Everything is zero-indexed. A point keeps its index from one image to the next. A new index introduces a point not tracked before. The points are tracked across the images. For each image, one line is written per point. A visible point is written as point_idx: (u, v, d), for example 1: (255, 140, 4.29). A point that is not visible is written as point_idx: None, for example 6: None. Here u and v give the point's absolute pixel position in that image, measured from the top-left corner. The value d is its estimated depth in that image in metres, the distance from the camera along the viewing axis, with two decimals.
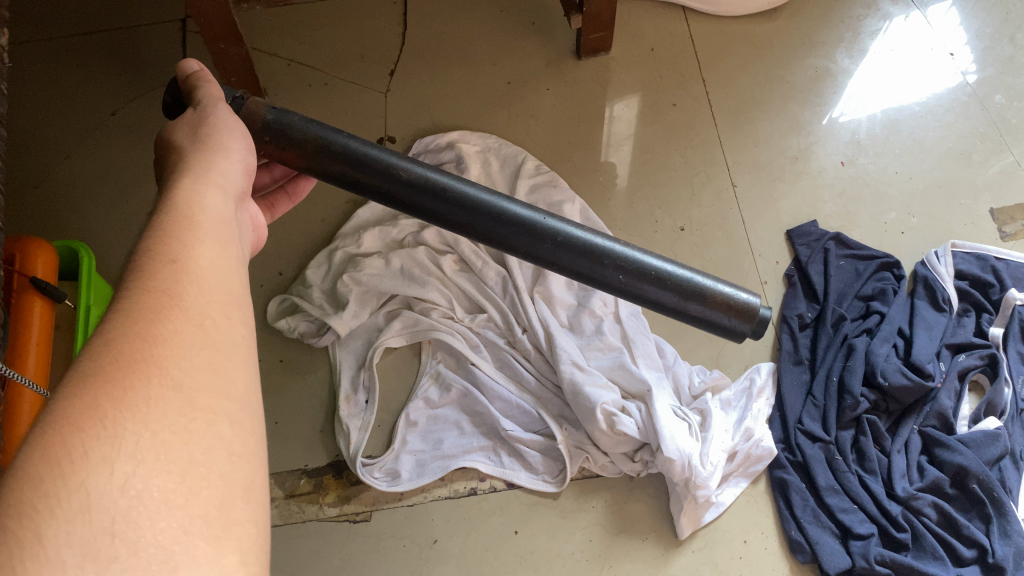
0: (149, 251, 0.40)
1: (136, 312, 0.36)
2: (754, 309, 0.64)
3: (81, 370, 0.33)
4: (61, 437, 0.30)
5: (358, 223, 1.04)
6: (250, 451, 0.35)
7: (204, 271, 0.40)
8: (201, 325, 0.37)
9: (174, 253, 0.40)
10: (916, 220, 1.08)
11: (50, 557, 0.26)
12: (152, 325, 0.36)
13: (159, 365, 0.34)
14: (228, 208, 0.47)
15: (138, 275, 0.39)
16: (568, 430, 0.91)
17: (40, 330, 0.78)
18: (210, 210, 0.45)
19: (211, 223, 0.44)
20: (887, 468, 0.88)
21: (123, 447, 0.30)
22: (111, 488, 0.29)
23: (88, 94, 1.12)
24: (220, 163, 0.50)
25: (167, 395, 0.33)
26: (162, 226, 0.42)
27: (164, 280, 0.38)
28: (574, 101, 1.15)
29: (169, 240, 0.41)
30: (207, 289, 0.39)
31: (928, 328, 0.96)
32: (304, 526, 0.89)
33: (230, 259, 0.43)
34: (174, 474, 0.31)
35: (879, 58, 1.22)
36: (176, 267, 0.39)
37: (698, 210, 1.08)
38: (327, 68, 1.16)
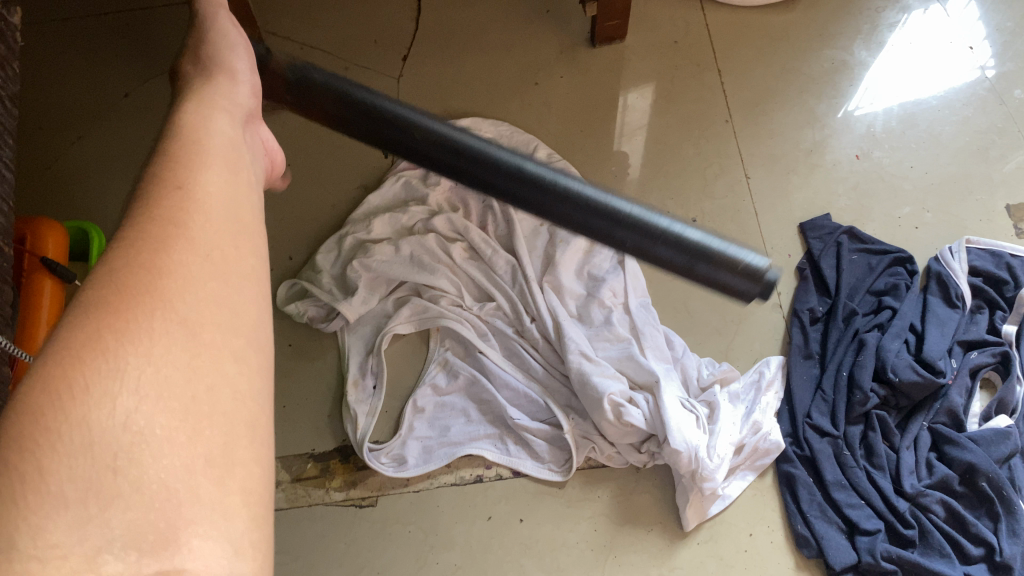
0: (155, 171, 0.37)
1: (143, 238, 0.33)
2: (761, 271, 0.58)
3: (83, 299, 0.31)
4: (62, 368, 0.28)
5: (368, 209, 1.04)
6: (256, 391, 0.33)
7: (212, 191, 0.37)
8: (210, 253, 0.34)
9: (181, 175, 0.37)
10: (930, 215, 1.07)
11: (52, 490, 0.26)
12: (158, 253, 0.33)
13: (163, 296, 0.31)
14: (237, 135, 0.44)
15: (144, 198, 0.36)
16: (575, 420, 0.91)
17: (51, 309, 0.77)
18: (218, 129, 0.42)
19: (220, 143, 0.41)
20: (896, 464, 0.88)
21: (123, 383, 0.29)
22: (113, 424, 0.28)
23: (101, 75, 1.12)
24: (228, 91, 0.47)
25: (171, 328, 0.31)
26: (169, 146, 0.39)
27: (169, 202, 0.35)
28: (587, 90, 1.14)
29: (174, 159, 0.38)
30: (217, 211, 0.36)
31: (940, 324, 0.95)
32: (311, 510, 0.89)
33: (241, 179, 0.40)
34: (178, 412, 0.29)
35: (898, 50, 1.20)
36: (183, 188, 0.36)
37: (710, 202, 1.07)
38: (340, 52, 1.16)
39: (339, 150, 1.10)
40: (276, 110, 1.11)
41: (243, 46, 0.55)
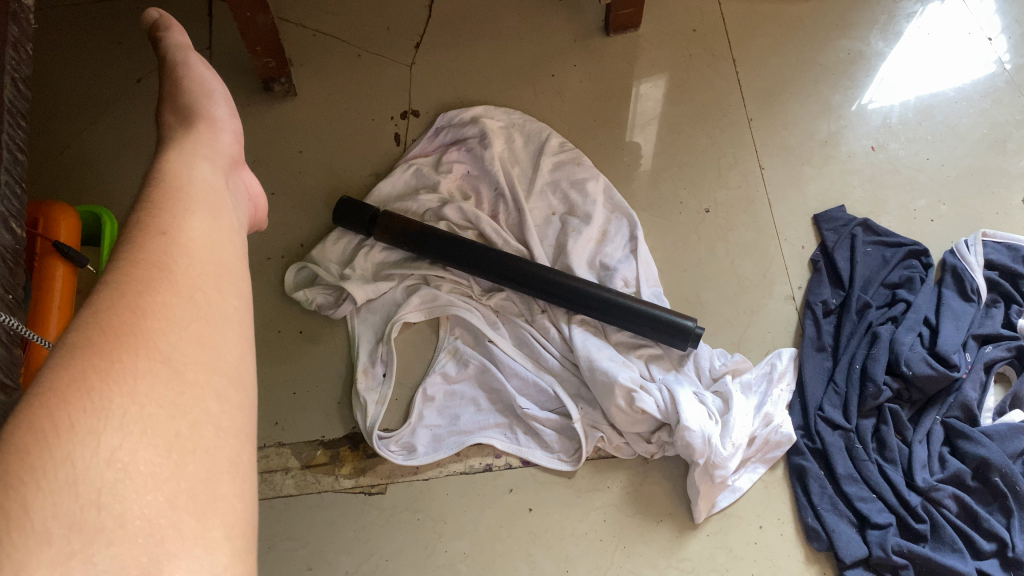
0: (141, 222, 0.42)
1: (127, 284, 0.38)
2: (687, 329, 0.89)
3: (71, 340, 0.35)
4: (49, 406, 0.32)
5: (379, 197, 1.02)
6: (237, 426, 0.37)
7: (196, 241, 0.42)
8: (192, 298, 0.39)
9: (166, 226, 0.42)
10: (947, 208, 1.06)
11: (36, 527, 0.29)
12: (141, 297, 0.37)
13: (149, 337, 0.36)
14: (220, 185, 0.49)
15: (130, 246, 0.40)
16: (584, 409, 0.91)
17: (62, 294, 0.77)
18: (200, 182, 0.47)
19: (202, 195, 0.46)
20: (908, 458, 0.87)
21: (109, 418, 0.33)
22: (98, 459, 0.31)
23: (113, 61, 1.12)
24: (210, 142, 0.53)
25: (154, 368, 0.35)
26: (154, 198, 0.44)
27: (156, 252, 0.40)
28: (601, 78, 1.13)
29: (159, 212, 0.42)
30: (198, 259, 0.41)
31: (955, 317, 0.94)
32: (321, 497, 0.89)
33: (222, 229, 0.45)
34: (161, 448, 0.33)
35: (915, 41, 1.19)
36: (169, 239, 0.41)
37: (724, 192, 1.06)
38: (352, 40, 1.15)
39: (350, 136, 1.09)
40: (288, 97, 1.11)
41: (223, 96, 0.62)
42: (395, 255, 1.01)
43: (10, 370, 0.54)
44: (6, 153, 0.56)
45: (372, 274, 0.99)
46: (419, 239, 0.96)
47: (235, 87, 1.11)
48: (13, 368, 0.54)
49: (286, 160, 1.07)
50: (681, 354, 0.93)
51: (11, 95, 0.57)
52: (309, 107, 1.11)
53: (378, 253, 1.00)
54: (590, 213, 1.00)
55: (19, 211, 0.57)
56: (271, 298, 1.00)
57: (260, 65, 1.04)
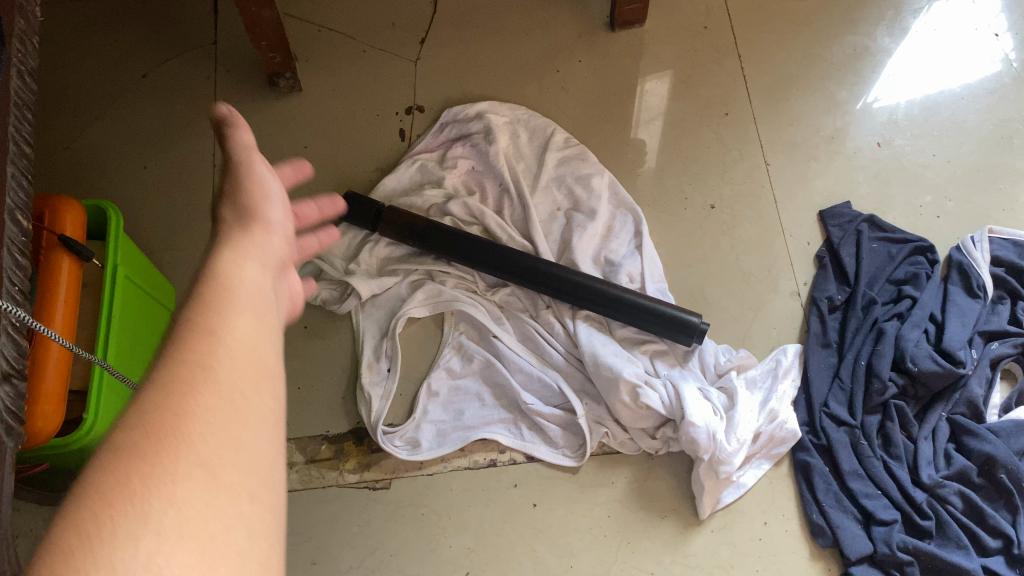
0: (188, 315, 0.40)
1: (169, 387, 0.36)
2: (692, 324, 0.89)
3: (113, 442, 0.34)
4: (91, 517, 0.31)
5: (384, 193, 1.02)
6: (271, 528, 0.35)
7: (242, 334, 0.40)
8: (234, 401, 0.37)
9: (209, 323, 0.39)
10: (953, 204, 1.06)
11: None
12: (183, 403, 0.35)
13: (188, 439, 0.34)
14: (266, 276, 0.46)
15: (177, 342, 0.39)
16: (589, 405, 0.91)
17: (68, 287, 0.77)
18: (249, 268, 0.45)
19: (250, 283, 0.44)
20: (913, 455, 0.87)
21: (147, 526, 0.31)
22: (135, 567, 0.30)
23: (118, 56, 1.13)
24: (260, 221, 0.50)
25: (192, 473, 0.33)
26: (202, 289, 0.42)
27: (199, 350, 0.38)
28: (606, 74, 1.13)
29: (206, 304, 0.41)
30: (244, 353, 0.39)
31: (961, 314, 0.94)
32: (325, 492, 0.90)
33: (270, 319, 0.43)
34: (197, 553, 0.31)
35: (922, 37, 1.18)
36: (212, 336, 0.39)
37: (729, 187, 1.06)
38: (357, 35, 1.15)
39: (355, 131, 1.09)
40: (293, 93, 1.11)
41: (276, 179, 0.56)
42: (400, 250, 1.01)
43: (17, 361, 0.53)
44: (12, 144, 0.56)
45: (376, 269, 0.99)
46: (424, 235, 0.96)
47: (241, 83, 1.11)
48: (19, 358, 0.54)
49: (291, 155, 1.07)
50: (685, 349, 0.93)
51: (17, 86, 0.58)
52: (314, 102, 1.10)
53: (383, 248, 1.00)
54: (594, 209, 1.00)
55: (25, 202, 0.57)
56: None
57: (265, 60, 1.04)
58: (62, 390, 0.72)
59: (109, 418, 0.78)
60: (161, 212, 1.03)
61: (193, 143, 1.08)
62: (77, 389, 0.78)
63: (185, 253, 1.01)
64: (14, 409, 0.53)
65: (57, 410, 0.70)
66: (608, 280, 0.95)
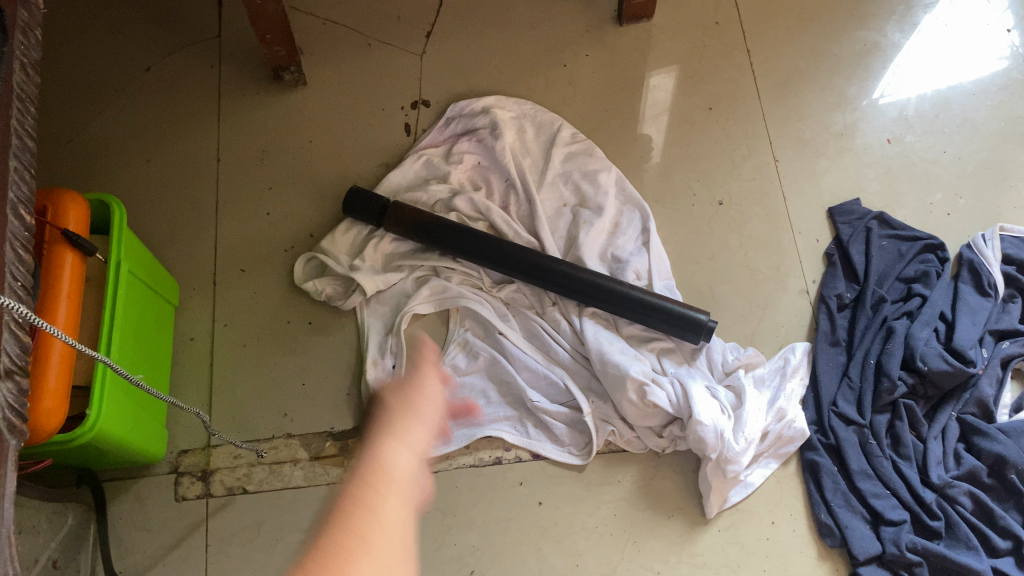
0: (350, 494, 0.46)
1: (335, 549, 0.41)
2: (700, 322, 0.88)
3: None
4: None
5: (389, 188, 1.02)
6: None
7: (396, 516, 0.45)
8: (387, 565, 0.41)
9: (370, 503, 0.45)
10: (963, 202, 1.05)
11: None
12: (345, 565, 0.40)
13: None
14: (418, 461, 0.52)
15: (338, 516, 0.44)
16: (595, 403, 0.90)
17: (71, 282, 0.76)
18: (404, 458, 0.50)
19: (403, 471, 0.49)
20: (922, 455, 0.86)
21: None
22: None
23: (121, 49, 1.12)
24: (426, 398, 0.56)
25: None
26: (361, 473, 0.48)
27: (359, 522, 0.43)
28: (614, 69, 1.12)
29: (365, 487, 0.46)
30: (398, 529, 0.44)
31: (971, 313, 0.93)
32: (329, 489, 0.89)
33: (416, 501, 0.48)
34: None
35: (933, 32, 1.17)
36: (373, 516, 0.44)
37: (737, 184, 1.05)
38: (362, 28, 1.14)
39: (360, 125, 1.08)
40: (298, 87, 1.10)
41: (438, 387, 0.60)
42: (405, 246, 1.00)
43: (20, 357, 0.53)
44: (14, 138, 0.55)
45: (381, 265, 0.98)
46: (429, 231, 0.95)
47: (245, 77, 1.10)
48: (22, 355, 0.53)
49: (296, 150, 1.06)
50: (693, 347, 0.92)
51: (19, 79, 0.57)
52: (319, 96, 1.10)
53: (388, 244, 0.99)
54: (602, 205, 0.99)
55: (28, 196, 0.56)
56: (280, 288, 0.99)
57: (270, 53, 1.03)
58: (66, 386, 0.71)
59: (112, 415, 0.77)
60: (165, 207, 1.03)
61: (197, 137, 1.07)
62: (80, 386, 0.78)
63: (190, 249, 1.01)
64: (16, 406, 0.52)
65: (60, 406, 0.69)
66: (615, 277, 0.94)
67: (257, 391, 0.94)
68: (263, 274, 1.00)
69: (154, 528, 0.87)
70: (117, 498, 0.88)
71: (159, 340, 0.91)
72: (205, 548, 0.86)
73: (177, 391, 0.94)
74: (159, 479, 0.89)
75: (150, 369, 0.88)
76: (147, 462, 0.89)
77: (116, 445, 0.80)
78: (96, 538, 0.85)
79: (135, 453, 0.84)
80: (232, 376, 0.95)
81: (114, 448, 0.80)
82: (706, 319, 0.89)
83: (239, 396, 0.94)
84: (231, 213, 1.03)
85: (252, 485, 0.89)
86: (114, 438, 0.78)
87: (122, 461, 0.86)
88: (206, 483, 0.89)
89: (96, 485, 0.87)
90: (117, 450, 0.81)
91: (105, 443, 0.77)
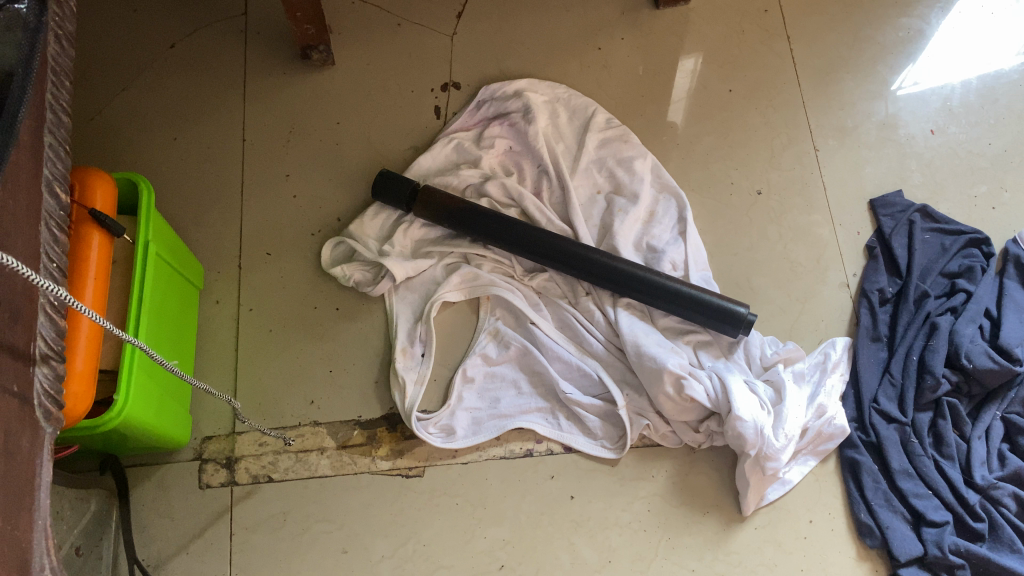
0: None
1: None
2: (740, 315, 0.86)
3: None
4: None
5: (419, 172, 0.99)
6: None
7: None
8: None
9: None
10: (1008, 195, 1.02)
11: None
12: None
13: None
14: None
15: None
16: (630, 396, 0.88)
17: (99, 262, 0.73)
18: None
19: None
20: (966, 455, 0.84)
21: None
22: None
23: (146, 25, 1.09)
24: None
25: None
26: None
27: None
28: (650, 53, 1.09)
29: None
30: None
31: (1018, 310, 0.90)
32: (357, 479, 0.87)
33: None
34: None
35: (977, 20, 1.14)
36: None
37: (777, 173, 1.03)
38: (392, 8, 1.11)
39: (389, 107, 1.05)
40: (326, 67, 1.07)
41: None
42: (435, 232, 0.98)
43: (56, 342, 0.51)
44: (49, 113, 0.53)
45: (411, 251, 0.96)
46: (461, 217, 0.93)
47: (272, 56, 1.08)
48: (59, 340, 0.51)
49: (324, 131, 1.04)
50: (731, 341, 0.90)
51: (54, 52, 0.55)
52: (347, 77, 1.07)
53: (417, 230, 0.97)
54: (637, 193, 0.97)
55: (64, 173, 0.54)
56: (307, 273, 0.97)
57: (300, 32, 1.01)
58: (92, 370, 0.68)
59: (138, 400, 0.75)
60: (190, 187, 1.01)
61: (223, 117, 1.04)
62: (106, 369, 0.76)
63: (215, 231, 0.99)
64: (53, 392, 0.50)
65: (89, 391, 0.67)
66: (650, 267, 0.92)
67: (283, 378, 0.92)
68: (289, 258, 0.97)
69: (178, 516, 0.85)
70: (141, 484, 0.87)
71: (184, 325, 0.89)
72: (230, 537, 0.85)
73: (202, 376, 0.92)
74: (183, 466, 0.88)
75: (176, 354, 0.86)
76: (170, 448, 0.87)
77: (141, 431, 0.78)
78: (119, 525, 0.83)
79: (160, 439, 0.82)
80: (258, 362, 0.93)
81: (139, 434, 0.78)
82: (745, 312, 0.86)
83: (265, 383, 0.92)
84: (258, 195, 1.01)
85: (278, 474, 0.87)
86: (140, 424, 0.76)
87: (145, 447, 0.84)
88: (230, 471, 0.88)
89: (119, 471, 0.84)
90: (142, 436, 0.79)
91: (131, 429, 0.75)
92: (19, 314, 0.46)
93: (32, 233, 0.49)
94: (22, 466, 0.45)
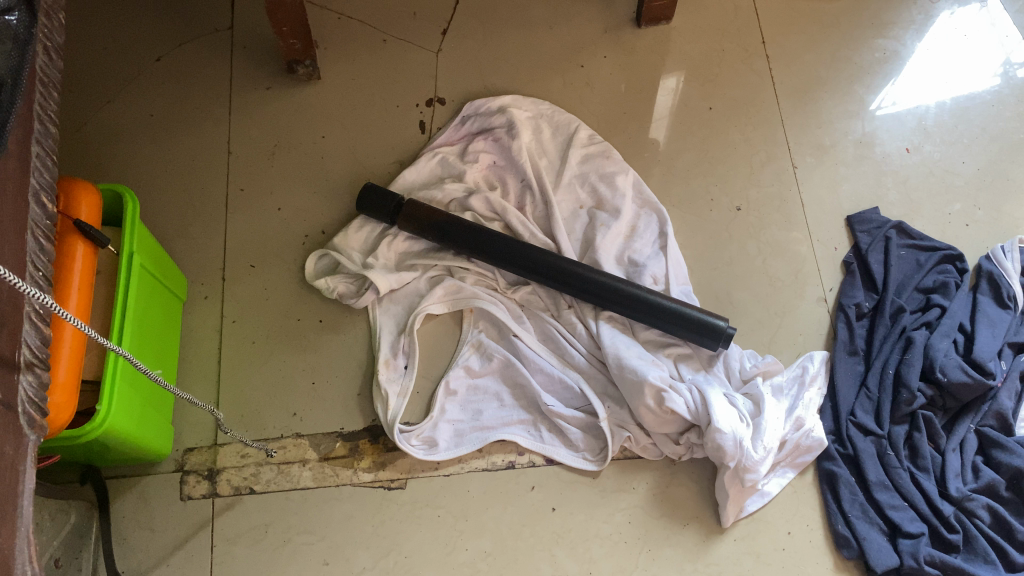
0: None
1: None
2: (720, 328, 0.87)
3: None
4: None
5: (404, 186, 1.00)
6: None
7: None
8: None
9: None
10: (982, 213, 1.04)
11: None
12: None
13: None
14: None
15: None
16: (611, 408, 0.89)
17: (82, 272, 0.73)
18: None
19: None
20: (941, 467, 0.85)
21: None
22: None
23: (132, 38, 1.10)
24: None
25: None
26: None
27: None
28: (631, 71, 1.11)
29: None
30: None
31: (991, 325, 0.92)
32: (339, 490, 0.87)
33: None
34: None
35: (951, 42, 1.16)
36: None
37: (756, 190, 1.04)
38: (378, 24, 1.12)
39: (375, 121, 1.06)
40: (312, 81, 1.08)
41: None
42: (419, 245, 0.98)
43: (41, 350, 0.51)
44: (37, 123, 0.54)
45: (395, 264, 0.97)
46: (445, 230, 0.93)
47: (257, 69, 1.09)
48: (43, 347, 0.52)
49: (309, 144, 1.05)
50: (710, 354, 0.91)
51: (43, 63, 0.55)
52: (333, 91, 1.08)
53: (401, 242, 0.97)
54: (619, 208, 0.98)
55: (50, 183, 0.55)
56: (291, 285, 0.97)
57: (286, 47, 1.02)
58: (75, 382, 0.68)
59: (121, 411, 0.75)
60: (175, 199, 1.01)
61: (208, 130, 1.05)
62: (90, 380, 0.76)
63: (199, 242, 0.99)
64: (37, 400, 0.50)
65: (70, 403, 0.66)
66: (631, 281, 0.93)
67: (266, 390, 0.92)
68: (273, 270, 0.98)
69: (158, 528, 0.85)
70: (121, 496, 0.86)
71: (168, 336, 0.89)
72: (212, 549, 0.84)
73: (184, 387, 0.92)
74: (165, 478, 0.87)
75: (159, 365, 0.86)
76: (152, 460, 0.87)
77: (123, 443, 0.78)
78: (99, 536, 0.83)
79: (142, 451, 0.82)
80: (241, 374, 0.93)
81: (121, 445, 0.78)
82: (725, 327, 0.88)
83: (248, 395, 0.92)
84: (243, 207, 1.01)
85: (260, 485, 0.87)
86: (122, 435, 0.76)
87: (126, 458, 0.84)
88: (212, 482, 0.87)
89: (100, 483, 0.84)
90: (124, 447, 0.79)
91: (113, 440, 0.75)
92: (5, 323, 0.47)
93: (18, 241, 0.50)
94: (6, 472, 0.45)
